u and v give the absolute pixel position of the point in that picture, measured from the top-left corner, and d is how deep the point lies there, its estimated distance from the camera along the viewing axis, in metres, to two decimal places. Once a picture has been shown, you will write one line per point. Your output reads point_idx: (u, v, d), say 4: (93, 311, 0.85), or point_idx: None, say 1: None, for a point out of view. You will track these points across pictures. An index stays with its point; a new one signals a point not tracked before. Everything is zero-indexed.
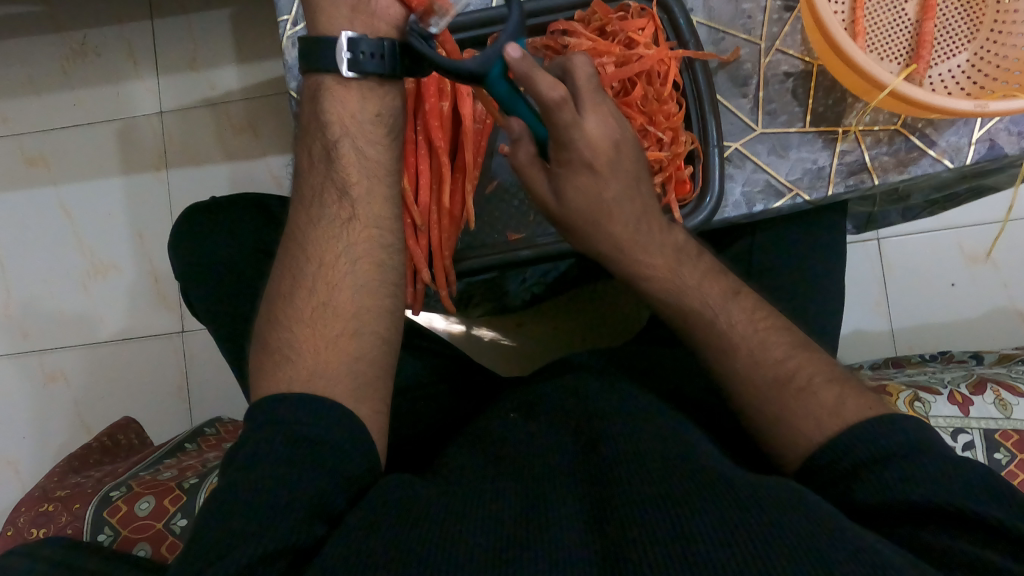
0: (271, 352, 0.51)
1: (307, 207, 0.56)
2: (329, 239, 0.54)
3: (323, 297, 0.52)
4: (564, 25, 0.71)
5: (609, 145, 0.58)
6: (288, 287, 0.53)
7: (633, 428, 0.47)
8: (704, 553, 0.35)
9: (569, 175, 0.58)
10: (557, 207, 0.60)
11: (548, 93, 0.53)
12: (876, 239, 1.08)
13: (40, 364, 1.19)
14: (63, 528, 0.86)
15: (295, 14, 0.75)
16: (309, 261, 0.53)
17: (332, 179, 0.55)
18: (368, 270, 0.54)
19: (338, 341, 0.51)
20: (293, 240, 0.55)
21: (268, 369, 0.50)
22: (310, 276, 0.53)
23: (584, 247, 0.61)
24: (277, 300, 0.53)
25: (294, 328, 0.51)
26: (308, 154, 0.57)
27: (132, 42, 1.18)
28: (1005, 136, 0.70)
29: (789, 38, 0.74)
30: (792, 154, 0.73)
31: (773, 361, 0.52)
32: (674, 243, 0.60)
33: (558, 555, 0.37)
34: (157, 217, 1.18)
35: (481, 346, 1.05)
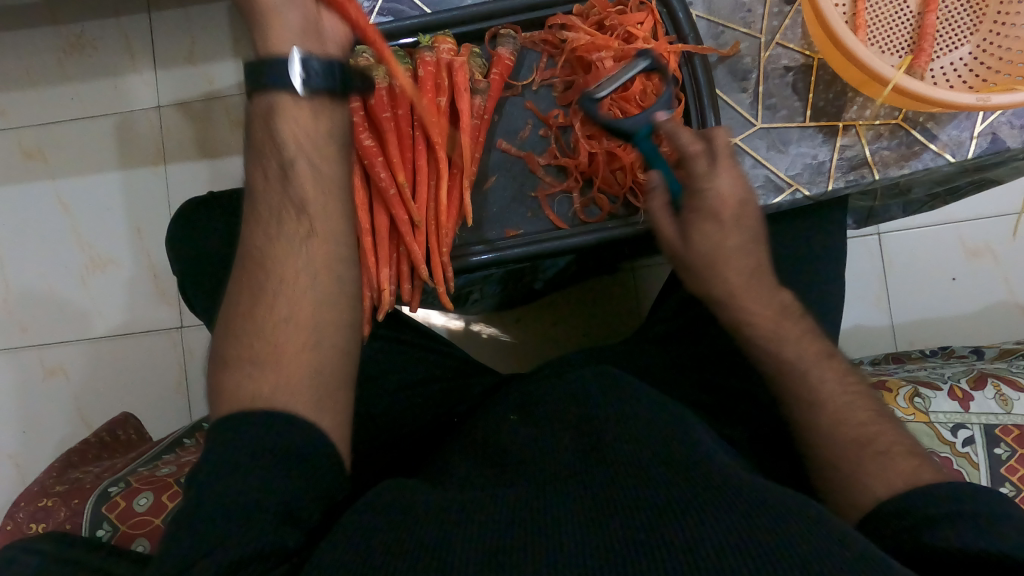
0: (234, 365, 0.50)
1: (261, 221, 0.54)
2: (287, 253, 0.53)
3: (286, 313, 0.52)
4: (563, 18, 0.70)
5: (738, 201, 0.61)
6: (247, 306, 0.52)
7: (633, 427, 0.47)
8: (700, 559, 0.36)
9: (699, 221, 0.61)
10: (682, 250, 0.62)
11: (688, 145, 0.60)
12: (877, 234, 1.07)
13: (39, 359, 1.19)
14: (62, 523, 0.86)
15: None
16: (269, 279, 0.52)
17: (290, 195, 0.54)
18: (328, 283, 0.54)
19: (299, 353, 0.51)
20: (249, 255, 0.54)
21: (229, 383, 0.50)
22: (270, 292, 0.52)
23: (696, 290, 0.63)
24: (236, 317, 0.52)
25: (255, 346, 0.51)
26: (262, 168, 0.55)
27: (130, 35, 1.17)
28: (1007, 129, 0.70)
29: (789, 32, 0.73)
30: (791, 149, 0.72)
31: (857, 424, 0.53)
32: (780, 299, 0.61)
33: (555, 561, 0.37)
34: (156, 211, 1.18)
35: (479, 343, 1.03)
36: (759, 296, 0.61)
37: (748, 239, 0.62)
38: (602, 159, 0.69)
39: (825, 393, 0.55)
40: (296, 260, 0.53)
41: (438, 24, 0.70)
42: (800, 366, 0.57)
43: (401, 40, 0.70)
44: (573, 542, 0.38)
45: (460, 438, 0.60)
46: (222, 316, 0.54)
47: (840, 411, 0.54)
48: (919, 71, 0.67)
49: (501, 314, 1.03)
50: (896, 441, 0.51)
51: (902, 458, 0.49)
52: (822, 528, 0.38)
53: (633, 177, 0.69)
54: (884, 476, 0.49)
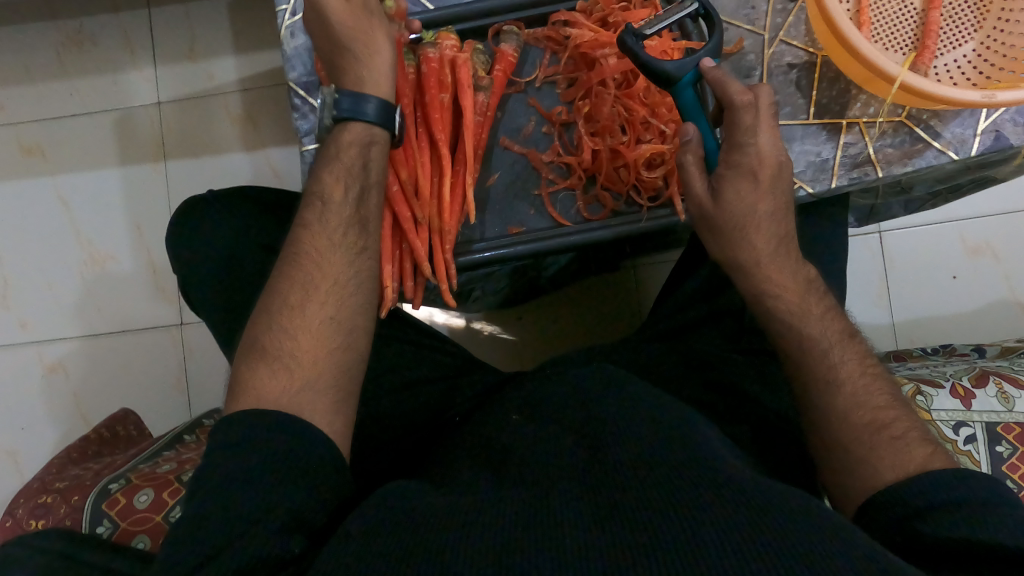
0: (270, 358, 0.52)
1: (317, 228, 0.57)
2: (338, 262, 0.56)
3: (326, 316, 0.54)
4: (566, 15, 0.70)
5: (775, 163, 0.60)
6: (294, 300, 0.54)
7: (637, 425, 0.47)
8: (704, 554, 0.36)
9: (736, 179, 0.60)
10: (713, 210, 0.61)
11: (738, 95, 0.59)
12: (878, 232, 1.08)
13: (39, 356, 1.19)
14: (62, 520, 0.86)
15: (294, 3, 0.74)
16: (319, 278, 0.55)
17: (356, 213, 0.59)
18: (369, 296, 0.57)
19: (332, 356, 0.53)
20: (301, 256, 0.56)
21: (263, 373, 0.51)
22: (312, 295, 0.55)
23: (721, 255, 0.62)
24: (277, 310, 0.54)
25: (297, 337, 0.53)
26: (330, 180, 0.59)
27: (129, 31, 1.17)
28: (1010, 127, 0.70)
29: (793, 29, 0.73)
30: (795, 146, 0.72)
31: (874, 407, 0.53)
32: (807, 275, 0.61)
33: (560, 558, 0.37)
34: (155, 208, 1.17)
35: (481, 341, 1.03)
36: (786, 269, 0.61)
37: (780, 205, 0.61)
38: (605, 156, 0.69)
39: (828, 390, 0.55)
40: (345, 270, 0.57)
41: (439, 20, 0.71)
42: (823, 345, 0.57)
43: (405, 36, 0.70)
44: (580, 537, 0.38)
45: (463, 436, 0.60)
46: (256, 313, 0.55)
47: (849, 405, 0.53)
48: (923, 68, 0.67)
49: (502, 312, 1.03)
50: (903, 437, 0.51)
51: (906, 455, 0.49)
52: (827, 526, 0.38)
53: (636, 174, 0.68)
54: (894, 462, 0.49)
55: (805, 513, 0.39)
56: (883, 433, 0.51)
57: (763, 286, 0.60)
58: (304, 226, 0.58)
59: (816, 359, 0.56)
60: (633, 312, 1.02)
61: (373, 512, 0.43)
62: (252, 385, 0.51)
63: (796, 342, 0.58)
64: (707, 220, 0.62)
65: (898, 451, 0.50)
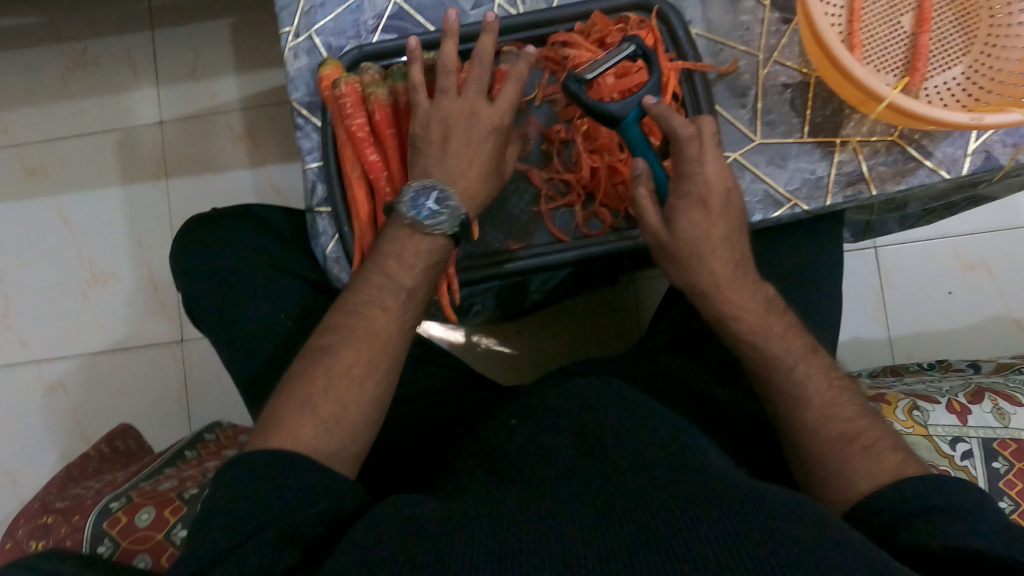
0: (315, 419, 0.53)
1: (391, 312, 0.59)
2: (398, 346, 0.58)
3: (375, 398, 0.56)
4: (565, 36, 0.70)
5: (725, 189, 0.61)
6: (349, 372, 0.55)
7: (639, 442, 0.48)
8: (702, 553, 0.37)
9: (685, 208, 0.61)
10: (668, 238, 0.62)
11: (680, 128, 0.59)
12: (874, 247, 1.09)
13: (39, 374, 1.19)
14: (63, 540, 0.86)
15: (298, 25, 0.75)
16: (380, 361, 0.57)
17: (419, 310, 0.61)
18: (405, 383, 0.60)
19: (364, 431, 0.55)
20: (371, 334, 0.57)
21: (304, 432, 0.52)
22: (368, 372, 0.56)
23: (679, 280, 0.63)
24: (333, 378, 0.55)
25: (346, 409, 0.54)
26: (413, 275, 0.61)
27: (132, 52, 1.18)
28: (1000, 147, 0.71)
29: (787, 50, 0.74)
30: (791, 164, 0.73)
31: (845, 419, 0.54)
32: (765, 293, 0.62)
33: (556, 559, 0.38)
34: (157, 226, 1.18)
35: (478, 354, 1.04)
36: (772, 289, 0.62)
37: (734, 228, 0.62)
38: (603, 174, 0.70)
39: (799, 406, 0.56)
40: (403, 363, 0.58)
41: (443, 41, 0.72)
42: (788, 361, 0.58)
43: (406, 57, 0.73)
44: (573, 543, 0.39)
45: (465, 447, 0.61)
46: (309, 370, 0.55)
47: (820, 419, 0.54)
48: (914, 89, 0.69)
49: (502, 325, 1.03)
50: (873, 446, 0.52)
51: (905, 466, 0.50)
52: (827, 534, 0.39)
53: None
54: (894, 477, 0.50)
55: (797, 514, 0.40)
56: (856, 445, 0.52)
57: (721, 307, 0.61)
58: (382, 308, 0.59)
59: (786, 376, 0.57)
60: (631, 326, 1.02)
61: (374, 525, 0.44)
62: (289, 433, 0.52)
63: (760, 360, 0.59)
64: (663, 248, 0.63)
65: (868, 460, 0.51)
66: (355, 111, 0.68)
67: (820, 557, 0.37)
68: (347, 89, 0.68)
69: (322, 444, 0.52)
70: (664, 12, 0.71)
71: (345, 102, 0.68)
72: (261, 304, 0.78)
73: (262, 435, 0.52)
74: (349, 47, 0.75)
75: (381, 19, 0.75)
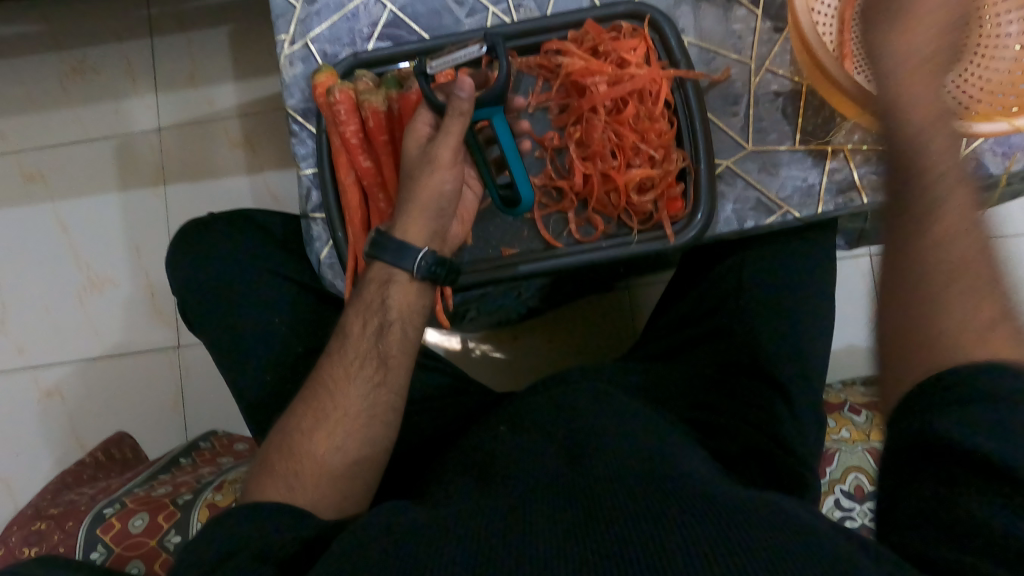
0: (278, 474, 0.56)
1: (336, 359, 0.60)
2: (354, 395, 0.58)
3: (336, 446, 0.56)
4: (558, 44, 0.71)
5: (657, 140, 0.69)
6: (309, 425, 0.57)
7: (627, 452, 0.48)
8: (680, 559, 0.37)
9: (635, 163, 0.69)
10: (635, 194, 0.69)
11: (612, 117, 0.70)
12: (868, 254, 1.09)
13: (35, 380, 1.19)
14: (55, 547, 0.86)
15: (293, 33, 0.76)
16: (335, 410, 0.58)
17: (374, 347, 0.59)
18: (383, 432, 0.58)
19: (332, 482, 0.56)
20: (324, 384, 0.59)
21: (270, 485, 0.56)
22: (322, 423, 0.57)
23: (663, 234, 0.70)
24: (292, 433, 0.58)
25: (307, 462, 0.56)
26: (355, 318, 0.61)
27: (130, 59, 1.19)
28: (990, 156, 0.71)
29: (779, 59, 0.75)
30: (782, 171, 0.74)
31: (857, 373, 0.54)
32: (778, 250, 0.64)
33: (538, 566, 0.38)
34: (154, 233, 1.19)
35: (473, 360, 1.04)
36: None
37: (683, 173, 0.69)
38: (597, 181, 0.70)
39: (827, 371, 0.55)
40: (361, 406, 0.58)
41: (437, 48, 0.73)
42: None
43: (399, 64, 0.73)
44: (556, 549, 0.39)
45: (454, 453, 0.61)
46: (278, 427, 0.60)
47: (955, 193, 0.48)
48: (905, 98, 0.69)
49: (499, 332, 1.03)
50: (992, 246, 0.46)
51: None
52: (810, 543, 0.39)
53: (626, 199, 0.70)
54: None
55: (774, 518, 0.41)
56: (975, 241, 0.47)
57: None
58: (330, 358, 0.61)
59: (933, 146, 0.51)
60: (626, 333, 1.02)
61: (359, 534, 0.44)
62: (262, 490, 0.56)
63: None
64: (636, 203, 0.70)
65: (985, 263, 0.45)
66: (349, 118, 0.69)
67: (797, 561, 0.37)
68: (341, 96, 0.68)
69: (280, 497, 0.55)
70: (657, 21, 0.72)
71: (339, 109, 0.69)
72: (256, 310, 0.79)
73: (249, 484, 0.58)
74: (343, 54, 0.76)
75: (376, 27, 0.76)
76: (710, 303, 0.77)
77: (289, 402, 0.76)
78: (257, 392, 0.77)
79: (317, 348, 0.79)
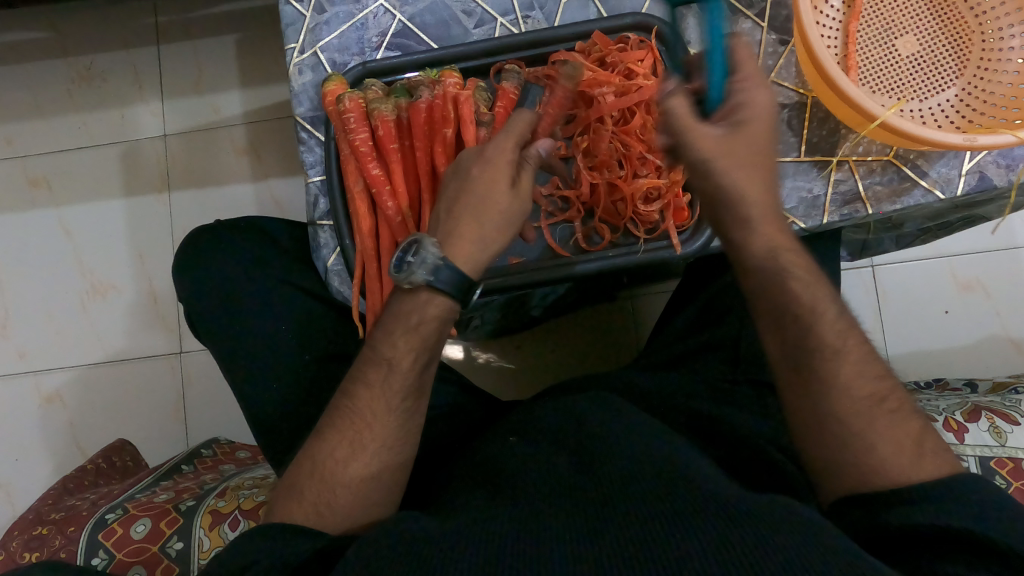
0: (306, 501, 0.54)
1: (376, 391, 0.57)
2: (390, 424, 0.56)
3: (369, 475, 0.55)
4: (565, 55, 0.72)
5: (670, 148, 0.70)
6: (343, 455, 0.55)
7: (641, 461, 0.47)
8: (694, 561, 0.37)
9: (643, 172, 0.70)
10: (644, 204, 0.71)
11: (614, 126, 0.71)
12: (870, 266, 1.10)
13: (37, 385, 1.19)
14: (56, 552, 0.85)
15: (303, 42, 0.77)
16: (371, 440, 0.56)
17: (418, 379, 0.58)
18: (407, 454, 0.58)
19: (363, 508, 0.55)
20: (359, 416, 0.56)
21: (300, 515, 0.53)
22: (357, 454, 0.55)
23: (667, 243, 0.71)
24: (321, 459, 0.55)
25: (335, 492, 0.54)
26: (408, 348, 0.57)
27: (137, 67, 1.20)
28: (993, 168, 0.72)
29: (784, 71, 0.75)
30: (788, 183, 0.74)
31: (876, 377, 0.52)
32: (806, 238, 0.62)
33: (545, 569, 0.38)
34: (158, 239, 1.19)
35: (479, 369, 1.04)
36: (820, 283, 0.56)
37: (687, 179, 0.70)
38: (603, 191, 0.71)
39: (835, 358, 0.52)
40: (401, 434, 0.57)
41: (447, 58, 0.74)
42: None
43: (407, 73, 0.74)
44: (562, 555, 0.39)
45: (462, 463, 0.61)
46: (304, 449, 0.57)
47: (851, 375, 0.51)
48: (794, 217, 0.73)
49: (502, 341, 1.04)
50: (898, 410, 0.51)
51: (936, 470, 0.48)
52: (820, 544, 0.39)
53: (633, 208, 0.70)
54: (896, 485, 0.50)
55: (788, 525, 0.40)
56: (884, 407, 0.51)
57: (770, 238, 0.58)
58: (367, 385, 0.57)
59: (823, 321, 0.53)
60: (625, 343, 1.03)
61: (367, 544, 0.44)
62: (287, 516, 0.54)
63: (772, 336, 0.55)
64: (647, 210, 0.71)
65: (894, 423, 0.50)
66: (359, 126, 0.70)
67: (808, 564, 0.37)
68: (351, 104, 0.69)
69: (310, 523, 0.53)
70: (664, 33, 0.73)
71: (349, 117, 0.70)
72: (264, 319, 0.79)
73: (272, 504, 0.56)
74: (353, 63, 0.76)
75: (385, 36, 0.77)
76: (717, 314, 0.80)
77: (303, 414, 0.77)
78: (262, 399, 0.77)
79: (323, 357, 0.80)
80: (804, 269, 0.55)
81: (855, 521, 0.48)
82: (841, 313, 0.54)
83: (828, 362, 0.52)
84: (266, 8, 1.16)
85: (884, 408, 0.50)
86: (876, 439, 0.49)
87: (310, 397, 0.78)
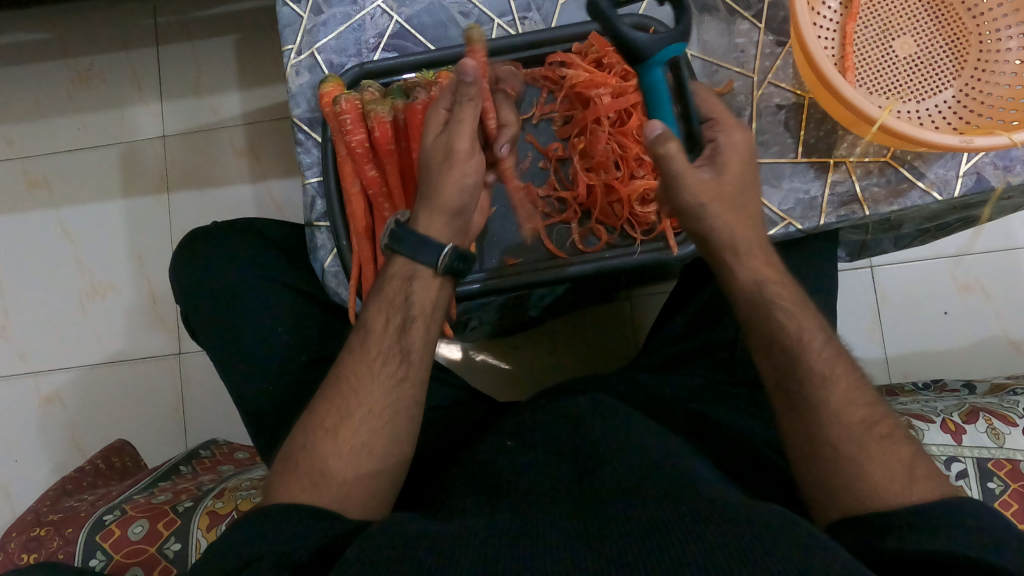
0: (302, 474, 0.53)
1: (356, 354, 0.59)
2: (376, 389, 0.56)
3: (359, 441, 0.54)
4: (562, 56, 0.72)
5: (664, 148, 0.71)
6: (332, 422, 0.55)
7: (635, 460, 0.47)
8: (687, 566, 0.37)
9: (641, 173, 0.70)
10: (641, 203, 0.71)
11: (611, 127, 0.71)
12: (869, 267, 1.09)
13: (36, 386, 1.19)
14: (54, 553, 0.86)
15: (300, 43, 0.76)
16: (356, 403, 0.56)
17: (397, 343, 0.58)
18: (404, 430, 0.56)
19: (359, 478, 0.53)
20: (343, 379, 0.58)
21: (292, 484, 0.53)
22: (345, 421, 0.55)
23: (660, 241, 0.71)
24: (314, 431, 0.55)
25: (331, 462, 0.53)
26: (378, 309, 0.60)
27: (136, 68, 1.20)
28: (991, 169, 0.72)
29: (781, 72, 0.76)
30: (784, 183, 0.74)
31: (865, 405, 0.53)
32: None
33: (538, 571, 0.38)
34: (157, 240, 1.19)
35: (478, 369, 1.04)
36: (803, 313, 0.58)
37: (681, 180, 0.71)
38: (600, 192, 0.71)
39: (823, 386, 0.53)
40: (387, 399, 0.56)
41: (444, 59, 0.74)
42: None
43: (405, 74, 0.74)
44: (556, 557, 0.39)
45: (458, 465, 0.61)
46: (298, 428, 0.57)
47: (842, 403, 0.53)
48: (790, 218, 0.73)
49: (500, 342, 1.04)
50: (889, 437, 0.51)
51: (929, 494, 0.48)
52: (815, 549, 0.39)
53: (630, 209, 0.71)
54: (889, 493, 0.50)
55: (782, 531, 0.40)
56: (874, 432, 0.51)
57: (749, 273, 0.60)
58: (349, 351, 0.59)
59: (810, 352, 0.55)
60: (622, 345, 1.03)
61: (360, 546, 0.44)
62: (283, 493, 0.52)
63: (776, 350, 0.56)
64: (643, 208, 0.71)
65: (885, 448, 0.51)
66: (355, 127, 0.69)
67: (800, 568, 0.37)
68: (348, 106, 0.69)
69: (306, 496, 0.51)
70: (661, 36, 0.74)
71: (346, 119, 0.69)
72: (262, 319, 0.79)
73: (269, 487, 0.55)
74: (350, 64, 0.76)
75: (382, 37, 0.77)
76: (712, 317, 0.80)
77: (299, 405, 0.76)
78: (258, 398, 0.77)
79: (319, 359, 0.79)
80: (793, 300, 0.58)
81: (847, 527, 0.48)
82: (827, 342, 0.56)
83: (817, 390, 0.53)
84: (264, 9, 1.16)
85: (875, 434, 0.51)
86: (860, 453, 0.51)
87: (306, 390, 0.77)
